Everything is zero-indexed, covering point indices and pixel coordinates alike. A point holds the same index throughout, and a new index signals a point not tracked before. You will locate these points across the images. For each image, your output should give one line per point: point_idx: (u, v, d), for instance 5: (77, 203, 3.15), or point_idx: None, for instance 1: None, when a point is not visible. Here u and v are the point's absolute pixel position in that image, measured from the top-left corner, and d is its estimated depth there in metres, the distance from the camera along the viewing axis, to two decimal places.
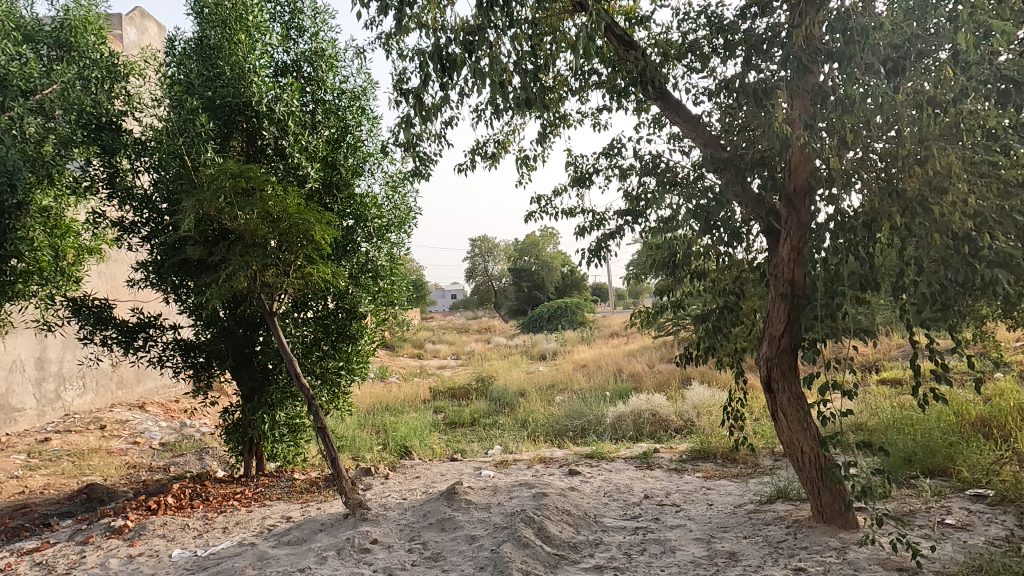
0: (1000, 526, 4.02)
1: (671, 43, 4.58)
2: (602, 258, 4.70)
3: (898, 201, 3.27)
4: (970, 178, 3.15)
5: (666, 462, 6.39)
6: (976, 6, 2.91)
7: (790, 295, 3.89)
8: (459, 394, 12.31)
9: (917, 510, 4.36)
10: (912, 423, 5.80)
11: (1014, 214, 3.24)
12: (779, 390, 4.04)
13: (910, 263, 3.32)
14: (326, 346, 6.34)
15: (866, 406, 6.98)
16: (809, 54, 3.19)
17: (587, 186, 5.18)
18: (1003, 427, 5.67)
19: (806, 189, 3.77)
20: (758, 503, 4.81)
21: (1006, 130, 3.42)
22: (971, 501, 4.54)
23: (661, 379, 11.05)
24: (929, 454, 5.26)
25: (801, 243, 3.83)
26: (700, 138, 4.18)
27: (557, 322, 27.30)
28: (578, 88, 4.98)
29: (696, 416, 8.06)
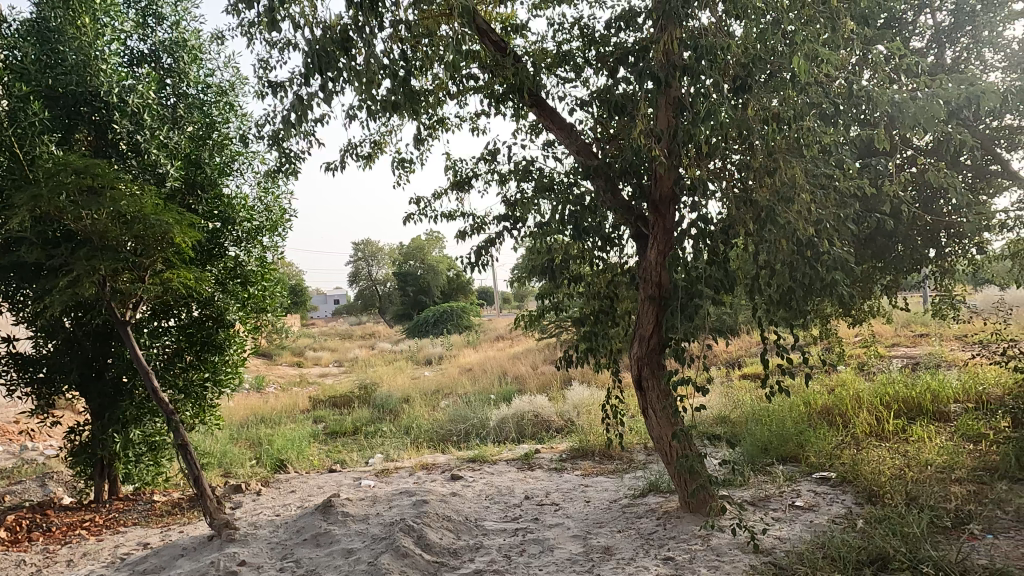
0: (841, 504, 4.43)
1: (546, 52, 4.69)
2: (483, 263, 4.69)
3: (752, 209, 3.49)
4: (811, 189, 3.46)
5: (546, 462, 6.52)
6: (812, 34, 3.21)
7: (658, 297, 4.08)
8: (341, 402, 11.94)
9: (770, 495, 4.70)
10: (768, 414, 6.31)
11: (848, 221, 3.59)
12: (649, 388, 4.24)
13: (764, 267, 3.52)
14: (190, 357, 5.92)
15: (729, 399, 7.52)
16: (666, 69, 3.37)
17: (467, 191, 5.16)
18: (844, 415, 6.33)
19: (671, 196, 3.99)
20: (632, 497, 5.01)
21: (840, 147, 3.79)
22: (817, 483, 4.97)
23: (544, 380, 11.30)
24: (783, 443, 5.70)
25: (667, 248, 4.03)
26: (573, 144, 4.30)
27: (444, 327, 27.20)
28: (457, 92, 4.97)
29: (576, 416, 8.31)
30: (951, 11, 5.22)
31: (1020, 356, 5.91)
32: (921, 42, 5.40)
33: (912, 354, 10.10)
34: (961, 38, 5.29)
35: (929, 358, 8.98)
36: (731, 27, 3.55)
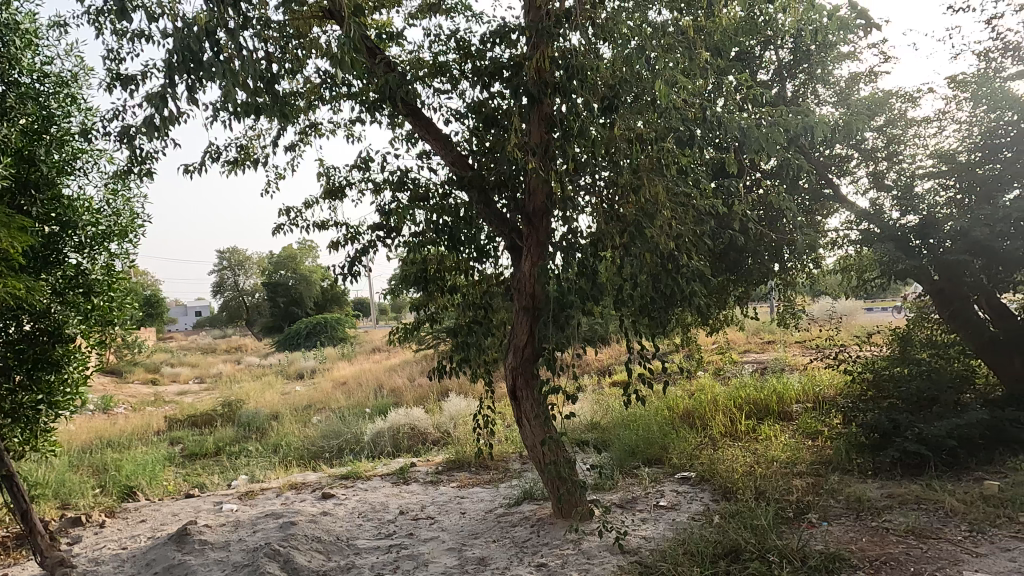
0: (700, 502, 4.73)
1: (423, 62, 4.67)
2: (356, 272, 4.57)
3: (619, 224, 3.65)
4: (672, 206, 3.69)
5: (422, 475, 6.44)
6: (672, 62, 3.45)
7: (532, 308, 4.16)
8: (202, 422, 11.13)
9: (637, 497, 4.92)
10: (636, 419, 6.62)
11: (705, 236, 3.85)
12: (523, 398, 4.30)
13: (630, 279, 3.69)
14: (20, 377, 5.27)
15: (600, 406, 7.81)
16: (538, 86, 3.47)
17: (340, 199, 5.00)
18: (702, 417, 6.77)
19: (543, 210, 4.09)
20: (507, 506, 5.06)
21: (697, 168, 4.08)
22: (679, 483, 5.28)
23: (421, 392, 11.17)
24: (649, 446, 5.99)
25: (540, 260, 4.13)
26: (449, 156, 4.31)
27: (317, 339, 26.20)
28: (330, 98, 4.83)
29: (453, 427, 8.28)
30: (791, 49, 5.79)
31: (849, 360, 6.64)
32: (768, 75, 5.94)
33: (761, 360, 11.03)
34: (799, 73, 5.89)
35: (775, 363, 9.85)
36: (600, 49, 3.74)
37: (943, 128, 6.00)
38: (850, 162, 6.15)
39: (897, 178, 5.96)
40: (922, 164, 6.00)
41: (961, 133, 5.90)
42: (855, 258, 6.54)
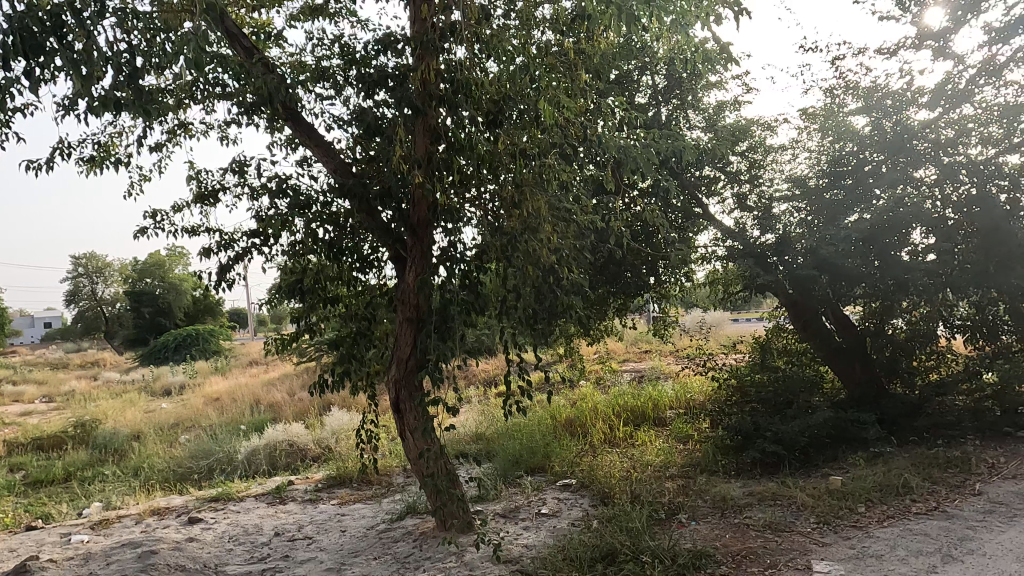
0: (580, 508, 4.87)
1: (305, 65, 4.53)
2: (228, 281, 4.34)
3: (502, 237, 3.71)
4: (554, 221, 3.81)
5: (300, 494, 6.18)
6: (552, 80, 3.56)
7: (415, 319, 4.12)
8: (49, 445, 10.07)
9: (520, 506, 4.99)
10: (520, 428, 6.73)
11: (585, 251, 4.00)
12: (406, 411, 4.25)
13: (512, 292, 3.76)
14: None
15: (485, 417, 7.88)
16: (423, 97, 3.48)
17: (212, 204, 4.73)
18: (583, 425, 7.01)
19: (428, 221, 4.08)
20: (389, 522, 4.97)
21: (577, 185, 4.24)
22: (561, 490, 5.41)
23: (301, 407, 10.74)
24: (532, 455, 6.10)
25: (424, 271, 4.10)
26: (331, 163, 4.20)
27: (187, 353, 24.52)
28: (203, 98, 4.57)
29: (334, 442, 8.02)
30: (665, 76, 6.18)
31: (716, 368, 7.12)
32: (645, 98, 6.29)
33: (639, 369, 11.55)
34: (672, 99, 6.29)
35: (651, 372, 10.38)
36: (486, 65, 3.81)
37: (796, 155, 6.62)
38: (717, 183, 6.62)
39: (757, 200, 6.56)
40: (778, 188, 6.58)
41: (811, 161, 6.54)
42: (722, 273, 7.03)
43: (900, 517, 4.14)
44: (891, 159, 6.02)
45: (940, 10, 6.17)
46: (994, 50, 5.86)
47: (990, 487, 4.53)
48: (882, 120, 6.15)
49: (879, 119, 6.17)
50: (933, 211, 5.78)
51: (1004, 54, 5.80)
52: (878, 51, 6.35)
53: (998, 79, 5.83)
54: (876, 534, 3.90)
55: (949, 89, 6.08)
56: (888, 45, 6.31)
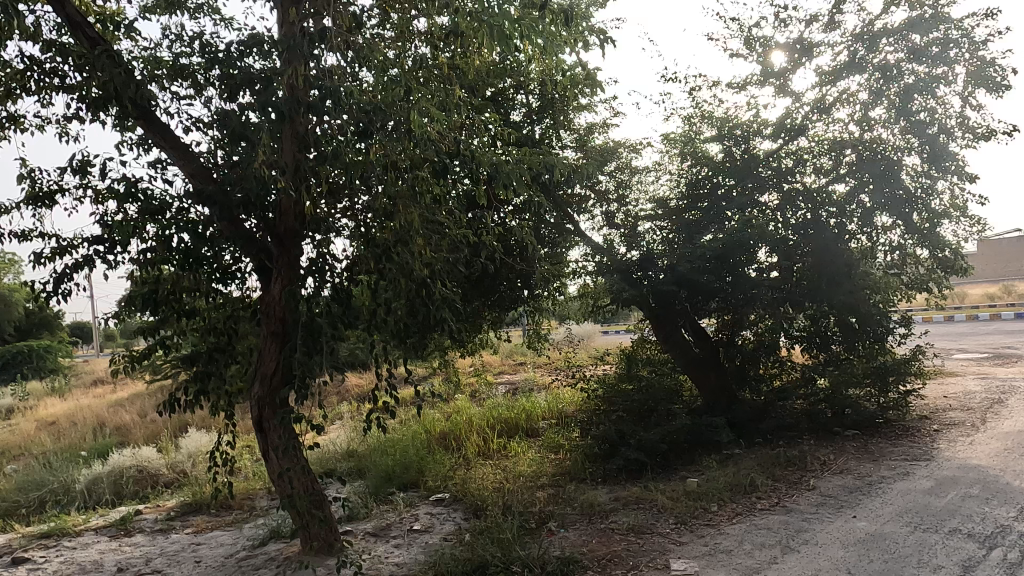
0: (452, 522, 4.85)
1: (160, 61, 4.24)
2: (65, 291, 3.93)
3: (373, 249, 3.67)
4: (426, 234, 3.82)
5: (149, 524, 5.67)
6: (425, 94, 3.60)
7: (281, 332, 3.93)
8: None
9: (392, 523, 4.90)
10: (392, 444, 6.63)
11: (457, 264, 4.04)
12: (270, 429, 4.00)
13: (382, 305, 3.71)
14: None
15: (357, 433, 7.69)
16: (290, 102, 3.40)
17: (47, 206, 4.28)
18: (457, 439, 7.07)
19: (295, 230, 3.92)
20: (250, 548, 4.68)
21: (449, 199, 4.29)
22: (433, 504, 5.36)
23: (153, 429, 9.90)
24: (405, 470, 6.01)
25: (291, 282, 3.94)
26: (188, 166, 3.94)
27: (17, 372, 21.86)
28: (38, 89, 4.14)
29: (191, 466, 7.45)
30: (539, 96, 6.38)
31: (585, 379, 7.41)
32: (520, 116, 6.46)
33: (513, 381, 11.73)
34: (545, 118, 6.50)
35: (525, 384, 10.60)
36: (358, 74, 3.77)
37: (658, 177, 7.04)
38: (588, 202, 6.88)
39: (624, 218, 6.91)
40: (643, 207, 6.97)
41: (671, 182, 6.96)
42: (592, 286, 7.30)
43: (747, 514, 4.48)
44: (740, 184, 6.58)
45: (781, 52, 6.84)
46: (825, 91, 6.57)
47: (822, 482, 5.02)
48: (733, 148, 6.71)
49: (731, 147, 6.74)
50: (775, 232, 6.38)
51: (832, 94, 6.52)
52: (729, 85, 6.92)
53: (828, 117, 6.53)
54: (726, 531, 4.20)
55: (789, 122, 6.71)
56: (737, 80, 6.90)
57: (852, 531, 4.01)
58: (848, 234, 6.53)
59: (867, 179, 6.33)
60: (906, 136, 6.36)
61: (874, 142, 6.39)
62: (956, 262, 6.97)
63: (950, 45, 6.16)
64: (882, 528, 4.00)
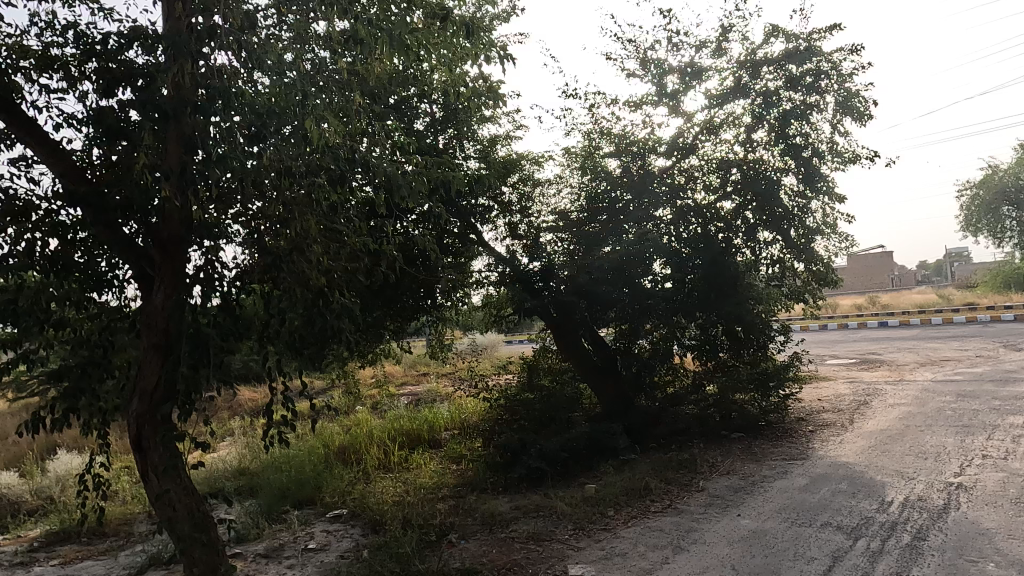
0: (349, 539, 4.72)
1: (27, 50, 3.90)
2: None
3: (267, 257, 3.57)
4: (324, 242, 3.74)
5: (7, 557, 5.15)
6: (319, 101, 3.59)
7: (165, 344, 3.59)
8: None
9: (285, 543, 4.71)
10: (287, 460, 6.45)
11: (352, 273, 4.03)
12: (150, 450, 3.60)
13: (276, 315, 3.59)
14: None
15: (248, 450, 7.39)
16: (177, 103, 3.31)
17: None
18: (355, 451, 7.01)
19: (181, 236, 3.64)
20: None
21: (348, 208, 4.23)
22: (330, 521, 5.20)
23: (15, 452, 9.01)
24: (301, 487, 5.80)
25: (176, 291, 3.63)
26: (58, 164, 3.63)
27: None
28: None
29: (59, 492, 6.84)
30: (442, 106, 6.39)
31: (487, 389, 7.46)
32: (423, 125, 6.45)
33: (416, 392, 11.57)
34: (449, 128, 6.51)
35: (427, 396, 10.52)
36: (252, 77, 3.67)
37: (560, 190, 7.20)
38: (492, 212, 6.91)
39: (527, 230, 7.00)
40: (545, 219, 7.09)
41: (571, 195, 7.13)
42: (496, 296, 7.32)
43: (641, 517, 4.64)
44: (637, 199, 6.86)
45: (674, 75, 7.20)
46: (713, 113, 6.97)
47: (710, 483, 5.29)
48: (630, 164, 6.97)
49: (628, 163, 7.00)
50: (669, 245, 6.69)
51: (719, 117, 6.93)
52: (626, 104, 7.20)
53: (716, 137, 6.93)
54: (622, 534, 4.33)
55: (682, 140, 7.01)
56: (633, 99, 7.19)
57: (736, 529, 4.24)
58: (734, 248, 6.94)
59: (750, 198, 6.79)
60: (784, 158, 6.83)
61: (757, 163, 6.79)
62: (828, 275, 7.57)
63: (821, 75, 6.71)
64: (763, 525, 4.25)
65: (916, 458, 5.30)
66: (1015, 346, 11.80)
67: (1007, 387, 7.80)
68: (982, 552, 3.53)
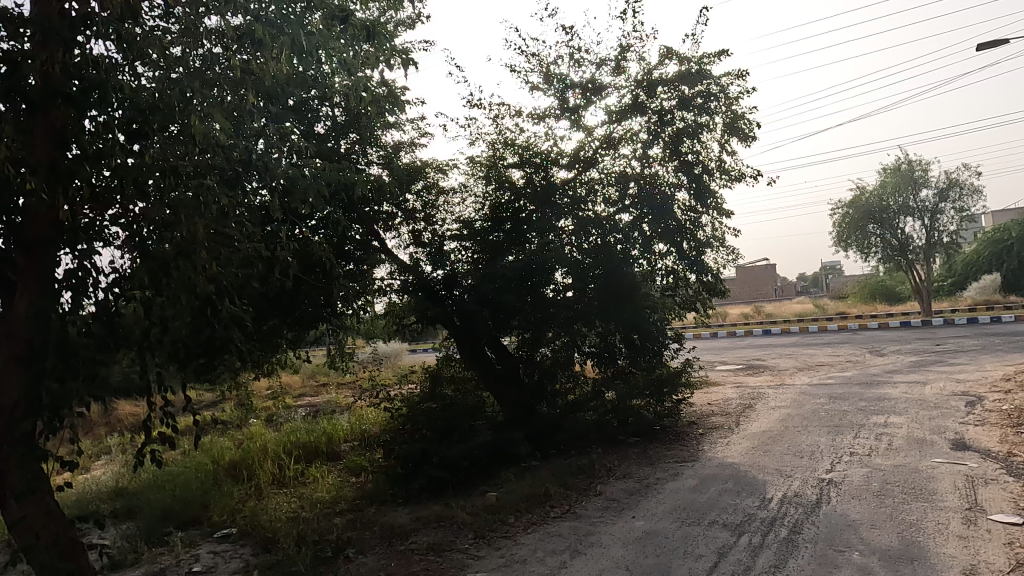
0: (239, 559, 4.49)
1: None
2: None
3: (151, 262, 3.29)
4: (212, 248, 3.49)
5: None
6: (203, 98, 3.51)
7: (27, 357, 3.26)
8: None
9: (166, 568, 4.44)
10: (171, 478, 6.09)
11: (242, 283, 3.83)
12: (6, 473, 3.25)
13: (157, 324, 3.38)
14: None
15: (126, 470, 6.90)
16: (45, 94, 3.14)
17: None
18: (248, 467, 6.71)
19: (47, 238, 3.35)
20: None
21: (239, 212, 3.97)
22: (218, 542, 4.93)
23: None
24: (185, 506, 5.47)
25: (42, 299, 3.32)
26: None
27: None
28: None
29: None
30: (344, 110, 6.25)
31: (388, 399, 7.35)
32: (325, 129, 6.30)
33: (314, 404, 11.20)
34: (351, 133, 6.40)
35: (326, 407, 10.22)
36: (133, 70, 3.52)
37: (464, 199, 7.22)
38: (395, 219, 6.80)
39: (431, 237, 6.94)
40: (449, 227, 7.06)
41: (476, 205, 7.15)
42: (399, 304, 7.21)
43: (541, 523, 4.71)
44: (540, 210, 6.99)
45: (575, 90, 7.41)
46: (612, 128, 7.22)
47: (608, 487, 5.44)
48: (533, 175, 7.10)
49: (531, 174, 7.13)
50: (571, 255, 6.85)
51: (618, 133, 7.20)
52: (530, 116, 7.33)
53: (615, 151, 7.18)
54: (522, 541, 4.37)
55: (583, 154, 7.25)
56: (537, 111, 7.33)
57: (631, 530, 4.38)
58: (633, 259, 7.19)
59: (646, 212, 7.09)
60: (677, 174, 7.18)
61: (652, 178, 7.14)
62: (716, 286, 8.00)
63: (710, 97, 7.12)
64: (656, 526, 4.42)
65: (794, 457, 5.69)
66: (878, 352, 12.95)
67: (870, 390, 8.55)
68: (849, 542, 3.84)
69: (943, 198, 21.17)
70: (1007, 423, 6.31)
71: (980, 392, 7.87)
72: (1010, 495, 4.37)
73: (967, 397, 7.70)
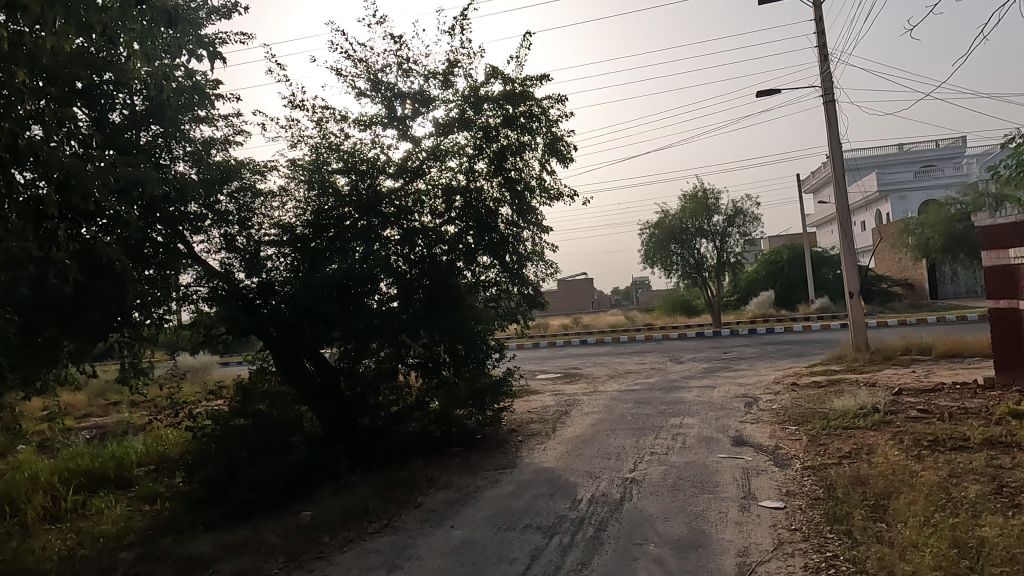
0: None
1: None
2: None
3: None
4: None
5: None
6: None
7: None
8: None
9: None
10: None
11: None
12: None
13: None
14: None
15: None
16: None
17: None
18: (11, 502, 5.78)
19: None
20: None
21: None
22: None
23: None
24: None
25: None
26: None
27: None
28: None
29: None
30: (146, 99, 5.72)
31: (190, 416, 6.72)
32: (122, 119, 5.72)
33: (102, 425, 9.95)
34: (153, 124, 5.83)
35: (117, 428, 9.11)
36: None
37: (284, 203, 6.84)
38: (204, 221, 6.24)
39: (244, 243, 6.47)
40: (266, 232, 6.64)
41: (296, 209, 6.77)
42: (206, 315, 6.60)
43: (357, 540, 4.57)
44: (365, 219, 6.85)
45: (402, 100, 7.37)
46: (439, 141, 7.28)
47: (427, 499, 5.43)
48: (358, 183, 6.92)
49: (357, 182, 6.95)
50: (395, 266, 6.78)
51: (444, 145, 7.27)
52: (357, 121, 7.16)
53: (441, 163, 7.24)
54: (336, 561, 4.21)
55: (410, 164, 7.13)
56: (364, 118, 7.18)
57: (448, 540, 4.41)
58: (457, 270, 7.31)
59: (471, 224, 7.25)
60: (501, 190, 7.42)
61: (478, 192, 7.28)
62: (536, 297, 8.33)
63: (532, 118, 7.48)
64: (473, 534, 4.48)
65: (603, 459, 6.09)
66: (676, 359, 14.33)
67: (669, 394, 9.43)
68: (646, 535, 4.18)
69: (731, 223, 24.01)
70: (775, 421, 7.27)
71: (757, 395, 9.00)
72: (776, 483, 5.04)
73: (746, 398, 8.77)
